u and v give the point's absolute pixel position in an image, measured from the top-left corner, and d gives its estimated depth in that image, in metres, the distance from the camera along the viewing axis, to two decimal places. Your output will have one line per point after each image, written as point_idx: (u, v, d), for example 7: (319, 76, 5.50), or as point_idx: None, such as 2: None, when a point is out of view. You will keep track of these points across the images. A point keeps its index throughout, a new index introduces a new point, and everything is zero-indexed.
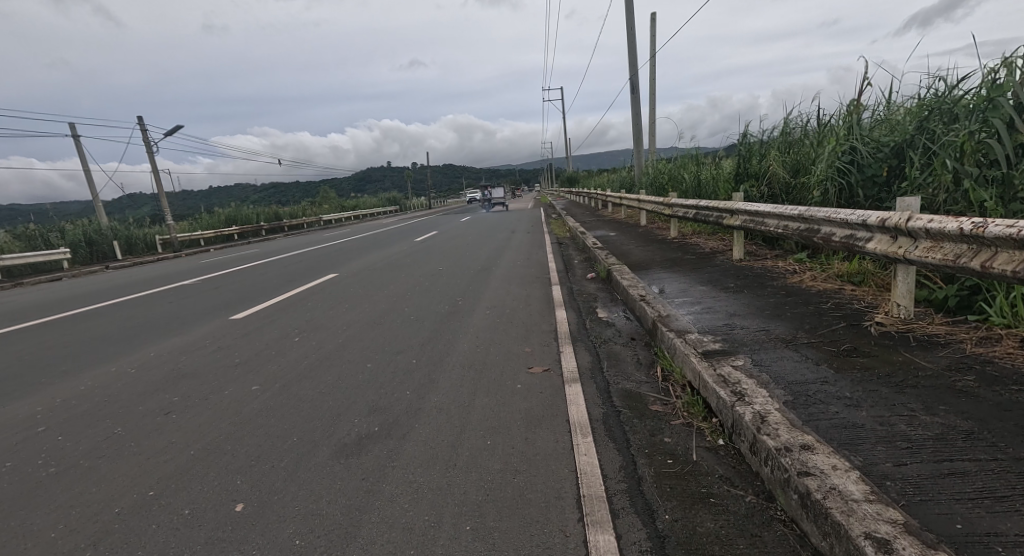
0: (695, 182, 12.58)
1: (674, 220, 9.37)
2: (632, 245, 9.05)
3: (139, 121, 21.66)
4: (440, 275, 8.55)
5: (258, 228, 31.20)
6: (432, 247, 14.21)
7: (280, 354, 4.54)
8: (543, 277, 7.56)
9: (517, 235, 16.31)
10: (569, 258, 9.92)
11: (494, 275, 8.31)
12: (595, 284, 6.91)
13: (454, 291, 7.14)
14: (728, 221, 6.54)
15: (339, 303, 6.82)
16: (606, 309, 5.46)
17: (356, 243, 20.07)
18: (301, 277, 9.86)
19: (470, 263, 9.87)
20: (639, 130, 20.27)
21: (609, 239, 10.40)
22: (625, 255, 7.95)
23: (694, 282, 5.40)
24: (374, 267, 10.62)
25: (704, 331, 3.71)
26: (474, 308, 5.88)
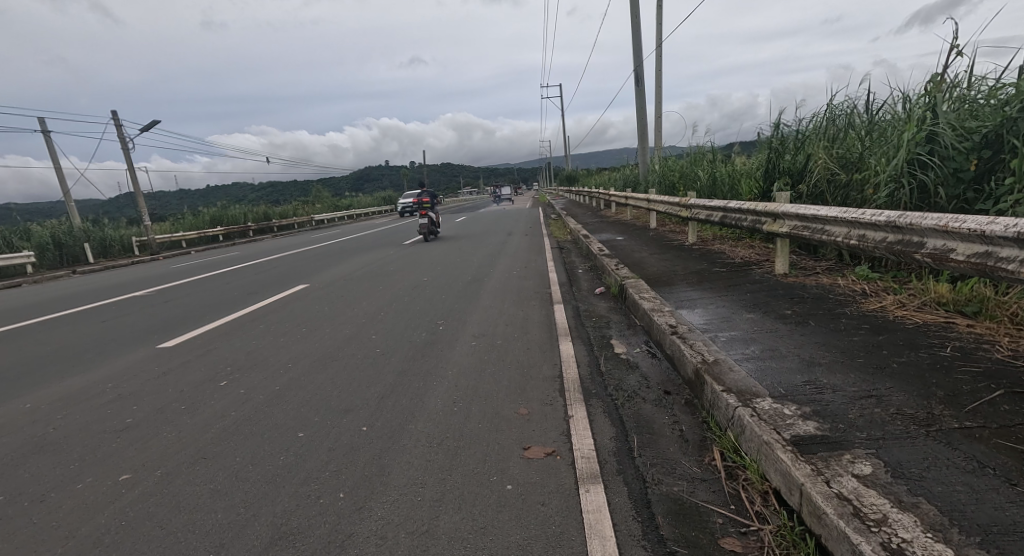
0: (710, 181, 11.43)
1: (692, 223, 8.20)
2: (645, 252, 7.88)
3: (114, 116, 20.53)
4: (422, 288, 7.37)
5: (245, 229, 29.99)
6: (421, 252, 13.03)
7: (193, 407, 3.42)
8: (543, 293, 6.40)
9: (514, 237, 15.17)
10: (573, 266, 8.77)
11: (486, 288, 7.14)
12: (606, 303, 5.75)
13: (436, 310, 5.96)
14: (768, 226, 5.37)
15: (296, 325, 5.66)
16: (623, 341, 4.30)
17: (343, 246, 18.91)
18: (267, 288, 8.67)
19: (460, 272, 8.69)
20: (643, 125, 19.07)
21: (618, 245, 9.21)
22: (638, 266, 6.78)
23: (735, 307, 4.25)
24: (352, 276, 9.43)
25: (779, 395, 2.55)
26: (456, 336, 4.71)
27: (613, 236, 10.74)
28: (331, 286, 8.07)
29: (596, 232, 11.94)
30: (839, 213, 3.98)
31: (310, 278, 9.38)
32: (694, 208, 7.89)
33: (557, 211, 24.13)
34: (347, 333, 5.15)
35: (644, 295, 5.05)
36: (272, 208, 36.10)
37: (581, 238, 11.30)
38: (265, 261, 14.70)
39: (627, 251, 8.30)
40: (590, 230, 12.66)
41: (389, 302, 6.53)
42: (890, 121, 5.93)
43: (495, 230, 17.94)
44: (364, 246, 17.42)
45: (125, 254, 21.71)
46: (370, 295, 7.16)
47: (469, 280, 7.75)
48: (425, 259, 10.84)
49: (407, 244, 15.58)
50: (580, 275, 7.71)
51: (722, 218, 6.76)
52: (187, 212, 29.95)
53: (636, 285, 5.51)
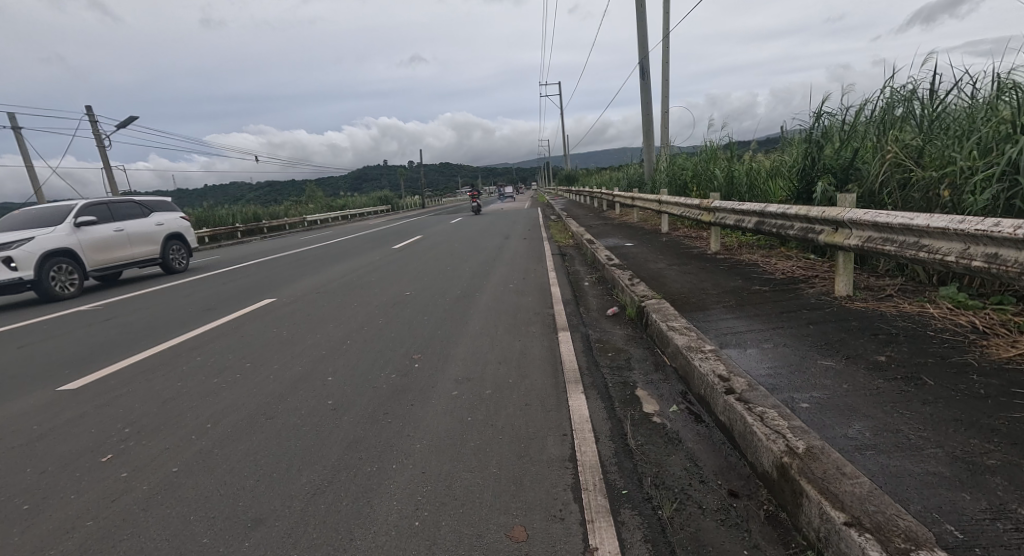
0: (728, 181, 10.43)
1: (715, 229, 7.16)
2: (662, 262, 6.83)
3: (89, 111, 19.50)
4: (403, 305, 6.32)
5: (233, 230, 28.93)
6: (410, 257, 11.99)
7: (44, 505, 2.38)
8: (545, 315, 5.35)
9: (512, 241, 14.15)
10: (578, 276, 7.73)
11: (477, 305, 6.09)
12: (622, 330, 4.70)
13: (415, 336, 4.90)
14: (824, 236, 4.29)
15: (242, 356, 4.61)
16: (653, 395, 3.23)
17: (329, 249, 17.89)
18: (229, 301, 7.60)
19: (450, 284, 7.63)
20: (648, 123, 18.10)
21: (628, 252, 8.15)
22: (658, 281, 5.71)
23: (803, 347, 3.20)
24: (328, 286, 8.36)
25: (956, 545, 1.48)
26: (435, 380, 3.66)
27: (621, 241, 9.72)
28: (299, 300, 7.01)
29: (602, 237, 10.88)
30: (951, 223, 2.92)
31: (281, 288, 8.32)
32: (718, 212, 6.85)
33: (557, 213, 23.07)
34: (299, 371, 4.10)
35: (673, 324, 4.00)
36: (262, 209, 35.02)
37: (585, 243, 10.25)
38: (243, 266, 13.64)
39: (642, 260, 7.25)
40: (595, 234, 11.60)
41: (361, 325, 5.46)
42: (970, 109, 4.91)
43: (491, 232, 16.88)
44: (352, 249, 16.36)
45: (102, 256, 20.67)
46: (342, 313, 6.11)
47: (459, 295, 6.70)
48: (413, 267, 9.78)
49: (396, 248, 14.53)
50: (587, 290, 6.64)
51: (756, 225, 5.70)
52: (173, 212, 28.93)
53: (660, 310, 4.46)
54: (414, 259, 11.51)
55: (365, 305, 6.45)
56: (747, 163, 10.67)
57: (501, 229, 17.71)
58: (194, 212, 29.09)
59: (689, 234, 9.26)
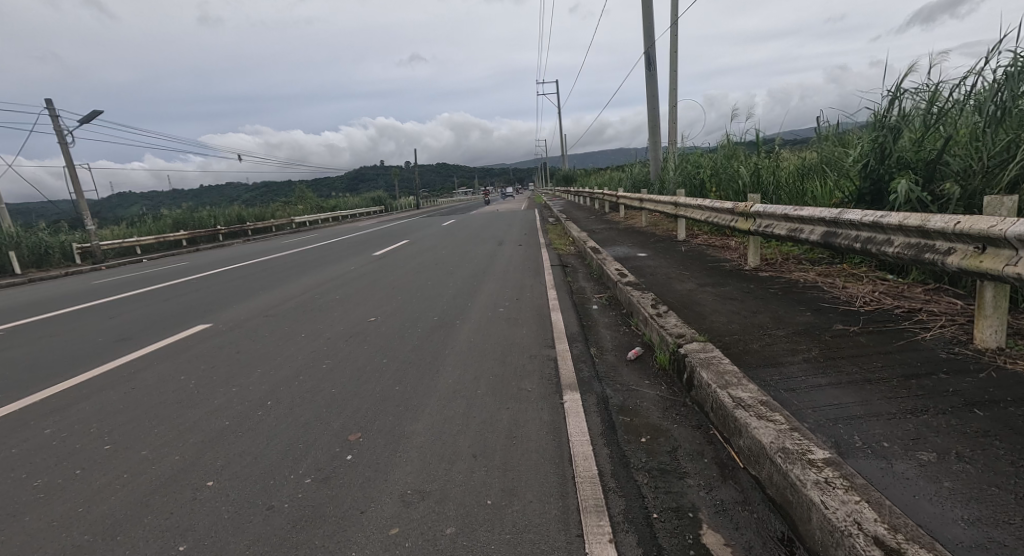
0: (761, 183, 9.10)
1: (754, 240, 5.81)
2: (691, 282, 5.45)
3: (49, 104, 18.10)
4: (362, 340, 4.92)
5: (213, 233, 27.52)
6: (391, 265, 10.62)
7: None
8: (544, 360, 3.96)
9: (507, 247, 12.78)
10: (585, 297, 6.36)
11: (456, 341, 4.69)
12: (655, 391, 3.31)
13: (363, 395, 3.51)
14: (954, 259, 2.92)
15: (110, 428, 3.22)
16: (735, 548, 1.85)
17: (310, 254, 16.54)
18: (156, 327, 6.19)
19: (427, 306, 6.23)
20: (655, 119, 16.78)
21: (644, 267, 6.78)
22: (693, 312, 4.33)
23: (998, 466, 1.83)
24: (283, 305, 6.97)
25: None
26: (369, 499, 2.27)
27: (632, 251, 8.36)
28: (237, 329, 5.61)
29: (608, 245, 9.49)
30: None
31: (226, 309, 6.93)
32: (762, 218, 5.46)
33: (554, 215, 21.66)
34: (172, 465, 2.70)
35: (741, 397, 2.62)
36: (246, 210, 33.53)
37: (590, 253, 8.86)
38: (204, 275, 12.21)
39: (664, 278, 5.86)
40: (600, 241, 10.21)
41: (297, 372, 4.07)
42: None
43: (483, 237, 15.46)
44: (331, 255, 14.96)
45: (65, 262, 19.23)
46: (280, 351, 4.71)
47: (435, 325, 5.31)
48: (390, 280, 8.38)
49: (378, 255, 13.11)
50: (598, 319, 5.26)
51: (823, 237, 4.32)
52: (149, 214, 27.48)
53: (713, 366, 3.07)
54: (394, 268, 10.13)
55: (315, 339, 5.07)
56: (776, 162, 9.32)
57: (495, 233, 16.31)
58: (171, 215, 27.66)
59: (713, 243, 7.86)
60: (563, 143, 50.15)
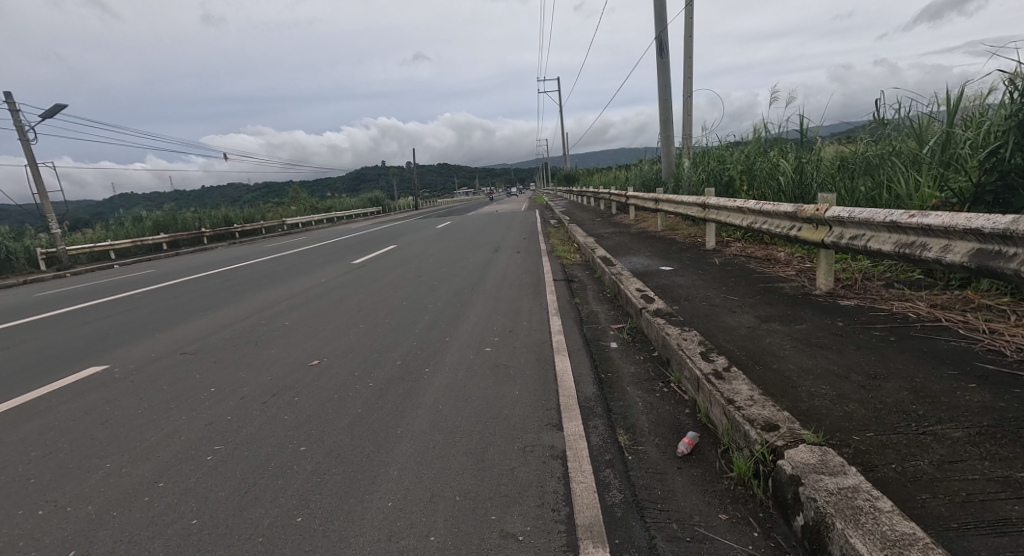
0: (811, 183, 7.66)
1: (827, 255, 4.33)
2: (748, 316, 3.97)
3: (8, 98, 16.76)
4: (287, 401, 3.46)
5: (196, 235, 26.16)
6: (369, 276, 9.21)
7: None
8: (546, 461, 2.50)
9: (504, 252, 11.36)
10: (599, 327, 4.91)
11: (418, 408, 3.22)
12: (748, 552, 1.82)
13: (235, 541, 2.05)
14: None
15: None
16: None
17: (289, 259, 15.16)
18: (40, 368, 4.78)
19: (393, 341, 4.77)
20: (667, 111, 15.31)
21: (672, 287, 5.33)
22: (771, 373, 2.86)
23: None
24: (217, 333, 5.55)
25: None
26: None
27: (653, 264, 6.88)
28: (133, 378, 4.19)
29: (621, 255, 8.03)
30: None
31: (144, 340, 5.51)
32: (845, 228, 3.97)
33: (556, 216, 20.18)
34: None
35: None
36: (234, 212, 32.15)
37: (601, 267, 7.37)
38: (162, 286, 10.86)
39: (707, 307, 4.39)
40: (611, 249, 8.78)
41: (161, 471, 2.62)
42: None
43: (478, 241, 14.00)
44: (308, 262, 13.52)
45: (29, 267, 17.89)
46: (164, 420, 3.27)
47: (395, 375, 3.84)
48: (360, 299, 6.92)
49: (357, 263, 11.67)
50: (622, 369, 3.78)
51: (970, 259, 2.83)
52: (128, 216, 26.12)
53: (871, 527, 1.59)
54: (371, 280, 8.71)
55: (225, 396, 3.64)
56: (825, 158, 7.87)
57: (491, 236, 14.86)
58: (152, 216, 26.28)
59: (755, 256, 6.36)
60: (564, 142, 48.65)
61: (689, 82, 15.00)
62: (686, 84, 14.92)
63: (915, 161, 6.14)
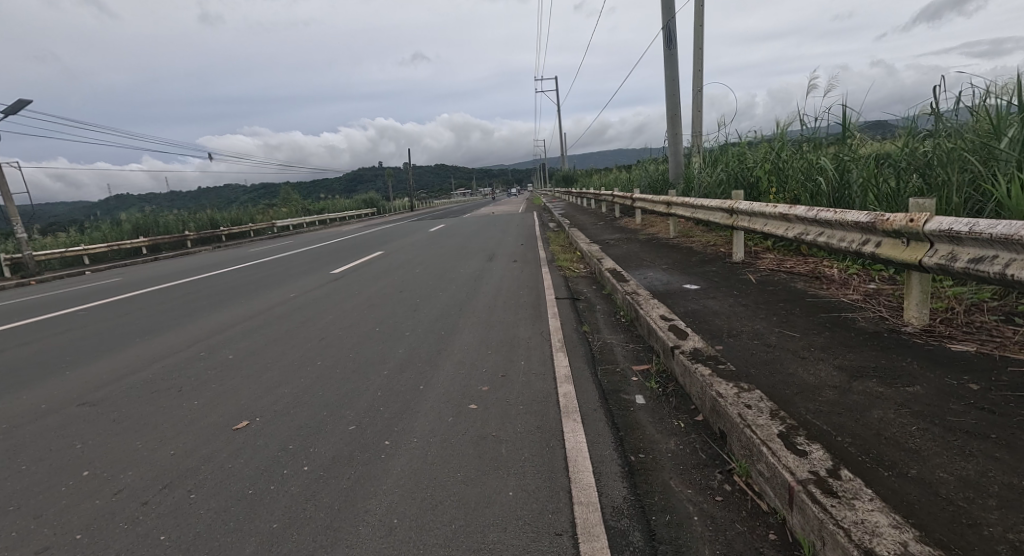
0: (854, 187, 6.59)
1: (923, 280, 3.26)
2: (827, 367, 2.91)
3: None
4: (177, 502, 2.40)
5: (178, 239, 25.05)
6: (346, 289, 8.15)
7: None
8: None
9: (500, 261, 10.31)
10: (617, 369, 3.85)
11: (361, 525, 2.15)
12: None
13: None
14: None
15: None
16: None
17: (268, 265, 14.11)
18: None
19: (353, 391, 3.69)
20: (674, 107, 14.27)
21: (706, 316, 4.27)
22: (915, 490, 1.79)
23: None
24: (140, 371, 4.49)
25: None
26: None
27: (675, 282, 5.81)
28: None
29: (633, 268, 6.99)
30: None
31: (50, 379, 4.45)
32: (962, 247, 2.89)
33: (555, 219, 19.09)
34: None
35: None
36: (220, 214, 31.01)
37: (614, 284, 6.29)
38: (119, 299, 9.78)
39: (763, 350, 3.32)
40: (621, 261, 7.73)
41: None
42: None
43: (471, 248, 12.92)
44: (286, 272, 12.40)
45: None
46: None
47: (341, 453, 2.76)
48: (327, 323, 5.83)
49: (337, 274, 10.55)
50: (659, 447, 2.70)
51: None
52: (106, 220, 24.94)
53: None
54: (348, 295, 7.65)
55: (99, 485, 2.59)
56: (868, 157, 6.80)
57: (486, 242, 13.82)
58: (131, 220, 25.12)
59: (800, 274, 5.29)
60: (561, 142, 47.58)
61: (698, 75, 13.97)
62: (694, 78, 13.89)
63: (994, 158, 5.07)
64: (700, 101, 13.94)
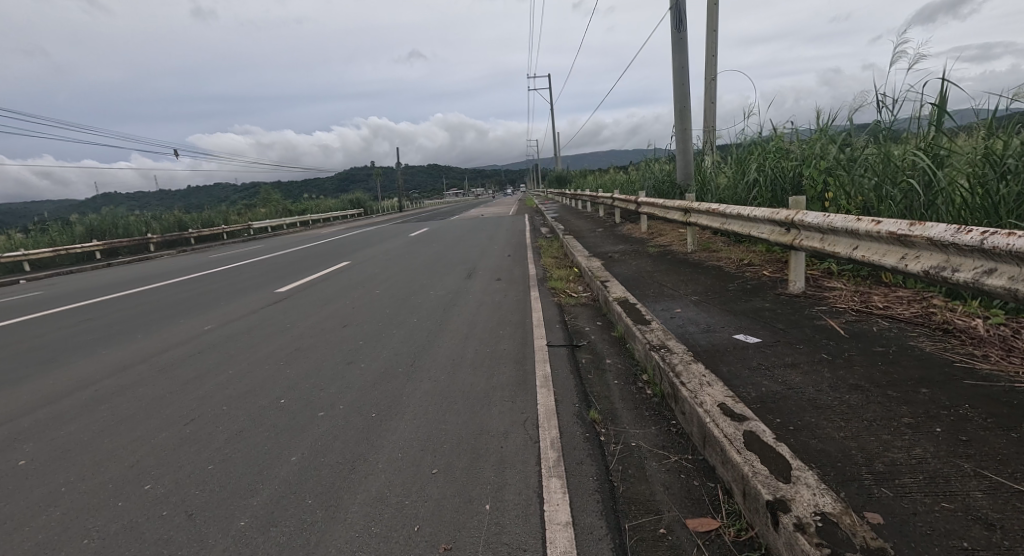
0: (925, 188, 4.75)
1: None
2: None
3: None
4: None
5: (138, 242, 23.18)
6: (279, 320, 6.35)
7: None
8: None
9: (482, 277, 8.56)
10: (662, 532, 2.08)
11: None
12: None
13: None
14: None
15: None
16: None
17: (216, 276, 12.32)
18: None
19: None
20: (683, 98, 12.57)
21: (802, 414, 2.52)
22: None
23: None
24: None
25: None
26: None
27: (718, 329, 4.06)
28: None
29: (651, 300, 5.27)
30: None
31: None
32: None
33: (548, 224, 17.39)
34: None
35: None
36: (189, 216, 29.08)
37: (630, 328, 4.54)
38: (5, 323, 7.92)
39: (990, 547, 1.55)
40: (633, 287, 6.00)
41: None
42: None
43: (450, 259, 11.16)
44: (231, 285, 10.57)
45: None
46: None
47: None
48: (216, 389, 4.02)
49: (282, 292, 8.73)
50: None
51: None
52: (58, 221, 22.96)
53: None
54: (276, 330, 5.85)
55: None
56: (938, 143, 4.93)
57: (469, 252, 12.09)
58: (84, 223, 23.19)
59: (914, 324, 3.54)
60: (554, 141, 45.76)
61: (710, 63, 12.30)
62: (707, 66, 12.22)
63: None
64: (713, 92, 12.26)
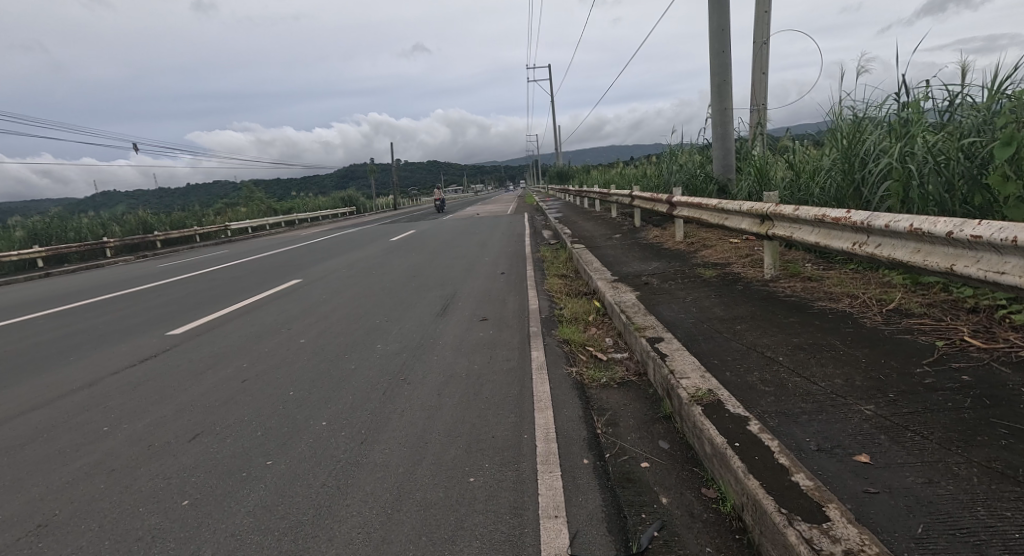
0: None
1: None
2: None
3: None
4: None
5: (88, 248, 20.61)
6: (98, 416, 3.69)
7: None
8: None
9: (461, 314, 5.91)
10: None
11: None
12: None
13: None
14: None
15: None
16: None
17: (130, 296, 9.69)
18: None
19: None
20: (724, 69, 9.88)
21: None
22: None
23: None
24: None
25: None
26: None
27: None
28: None
29: (772, 412, 2.62)
30: None
31: None
32: None
33: (551, 226, 14.76)
34: None
35: None
36: (155, 217, 26.49)
37: (774, 529, 1.87)
38: None
39: None
40: (715, 363, 3.34)
41: None
42: None
43: (425, 278, 8.53)
44: (130, 315, 7.92)
45: None
46: None
47: None
48: None
49: (174, 337, 6.08)
50: None
51: None
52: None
53: None
54: (65, 448, 3.20)
55: None
56: None
57: (452, 268, 9.43)
58: (26, 226, 20.63)
59: None
60: (556, 133, 43.01)
61: (759, 24, 9.62)
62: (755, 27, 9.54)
63: None
64: (764, 61, 9.57)
